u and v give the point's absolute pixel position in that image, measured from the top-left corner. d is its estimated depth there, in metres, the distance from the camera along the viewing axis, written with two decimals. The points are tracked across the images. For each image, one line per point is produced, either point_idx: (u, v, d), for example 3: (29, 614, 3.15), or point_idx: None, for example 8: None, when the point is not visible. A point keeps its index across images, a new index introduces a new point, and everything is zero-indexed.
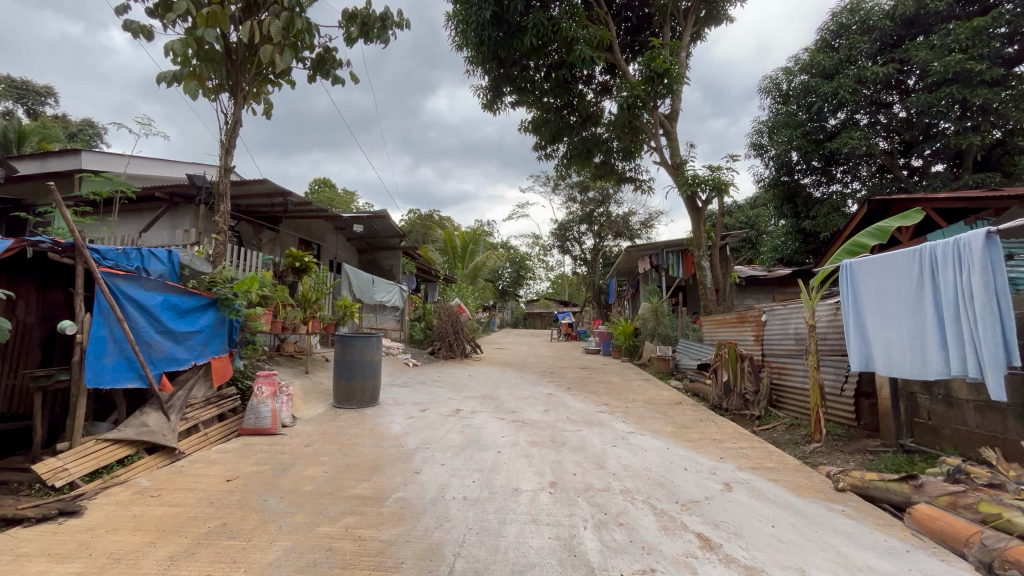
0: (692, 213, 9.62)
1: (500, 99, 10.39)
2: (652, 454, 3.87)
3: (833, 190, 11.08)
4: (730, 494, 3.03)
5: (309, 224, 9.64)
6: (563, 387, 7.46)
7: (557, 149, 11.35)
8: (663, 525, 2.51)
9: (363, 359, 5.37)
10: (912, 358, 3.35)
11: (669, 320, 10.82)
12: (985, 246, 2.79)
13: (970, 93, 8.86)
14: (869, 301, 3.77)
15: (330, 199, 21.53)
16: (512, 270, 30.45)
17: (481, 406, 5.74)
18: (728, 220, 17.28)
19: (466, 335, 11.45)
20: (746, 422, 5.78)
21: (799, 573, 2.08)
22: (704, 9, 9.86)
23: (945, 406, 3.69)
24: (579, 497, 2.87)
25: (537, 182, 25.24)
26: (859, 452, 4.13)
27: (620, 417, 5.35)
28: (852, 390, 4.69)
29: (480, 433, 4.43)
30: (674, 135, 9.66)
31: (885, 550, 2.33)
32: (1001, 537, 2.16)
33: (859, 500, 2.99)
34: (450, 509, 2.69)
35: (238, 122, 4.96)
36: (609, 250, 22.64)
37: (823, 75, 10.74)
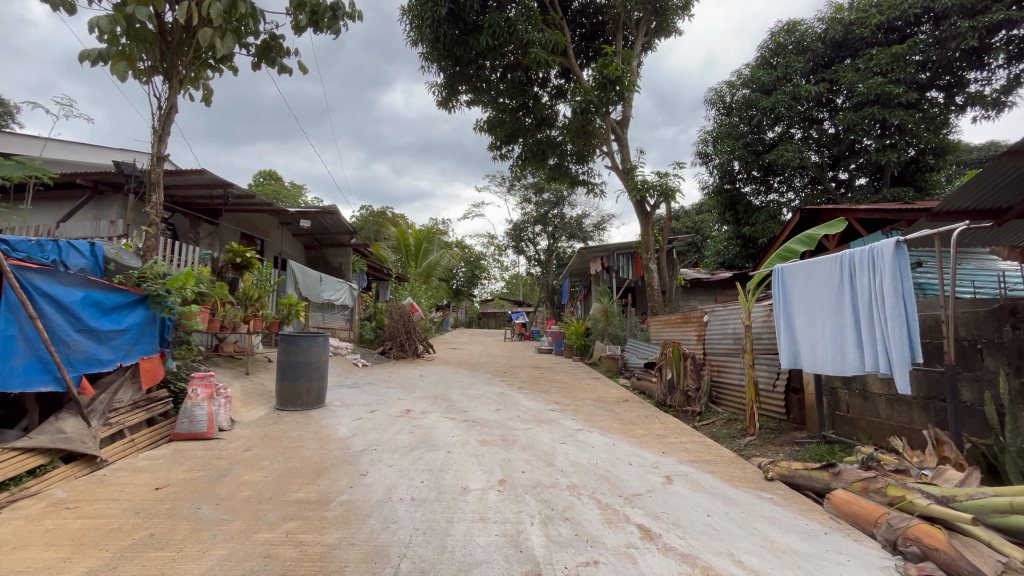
0: (641, 217, 9.97)
1: (455, 97, 10.35)
2: (599, 451, 3.98)
3: (770, 199, 11.81)
4: (671, 487, 3.17)
5: (253, 218, 9.19)
6: (515, 387, 7.51)
7: (512, 150, 11.41)
8: (607, 518, 2.60)
9: (309, 359, 5.18)
10: (833, 356, 3.64)
11: (619, 320, 11.15)
12: (895, 254, 3.07)
13: (889, 113, 9.75)
14: (797, 304, 4.05)
15: (276, 193, 20.62)
16: (467, 269, 30.33)
17: (432, 406, 5.68)
18: (675, 224, 18.02)
19: (419, 335, 11.30)
20: (688, 418, 6.06)
21: (731, 558, 2.21)
22: (655, 21, 10.22)
23: (861, 399, 4.03)
24: (527, 494, 2.92)
25: (492, 182, 25.28)
26: (788, 444, 4.44)
27: (570, 415, 5.46)
28: (783, 386, 5.03)
29: (430, 433, 4.40)
30: (625, 141, 9.99)
31: (807, 533, 2.51)
32: (904, 517, 2.38)
33: (786, 488, 3.22)
34: (397, 511, 2.65)
35: (173, 107, 4.65)
36: (563, 251, 23.03)
37: (762, 91, 11.44)
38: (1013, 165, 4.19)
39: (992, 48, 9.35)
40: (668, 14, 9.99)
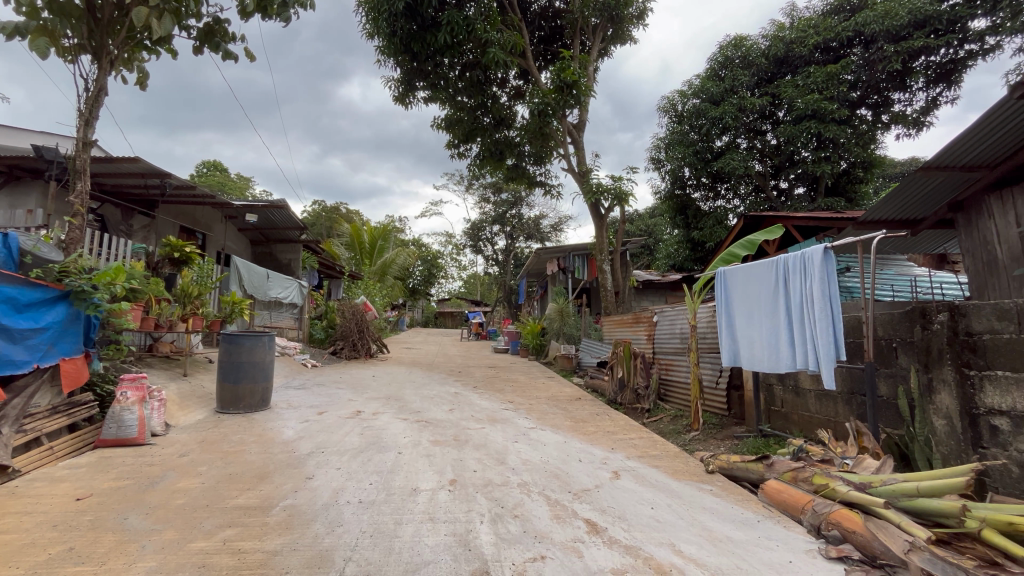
0: (596, 219, 10.19)
1: (412, 93, 10.21)
2: (550, 448, 4.05)
3: (717, 206, 12.40)
4: (618, 482, 3.27)
5: (193, 211, 8.68)
6: (470, 387, 7.48)
7: (470, 149, 11.37)
8: (555, 514, 2.65)
9: (253, 359, 4.95)
10: (768, 354, 3.87)
11: (574, 320, 11.36)
12: (824, 259, 3.31)
13: (823, 128, 10.45)
14: (737, 305, 4.27)
15: (220, 185, 19.58)
16: (423, 268, 29.90)
17: (384, 407, 5.57)
18: (629, 227, 18.53)
19: (372, 334, 11.04)
20: (638, 414, 6.27)
21: (672, 548, 2.30)
22: (611, 29, 10.46)
23: (794, 395, 4.31)
24: (478, 493, 2.92)
25: (450, 180, 25.04)
26: (728, 438, 4.68)
27: (523, 414, 5.51)
28: (725, 383, 5.29)
29: (381, 434, 4.32)
30: (581, 144, 10.19)
31: (741, 521, 2.66)
32: (827, 503, 2.57)
33: (725, 480, 3.40)
34: (344, 514, 2.59)
35: (102, 90, 4.33)
36: (520, 251, 23.15)
37: (711, 101, 11.96)
38: (927, 179, 4.60)
39: (914, 72, 10.20)
40: (624, 22, 10.24)
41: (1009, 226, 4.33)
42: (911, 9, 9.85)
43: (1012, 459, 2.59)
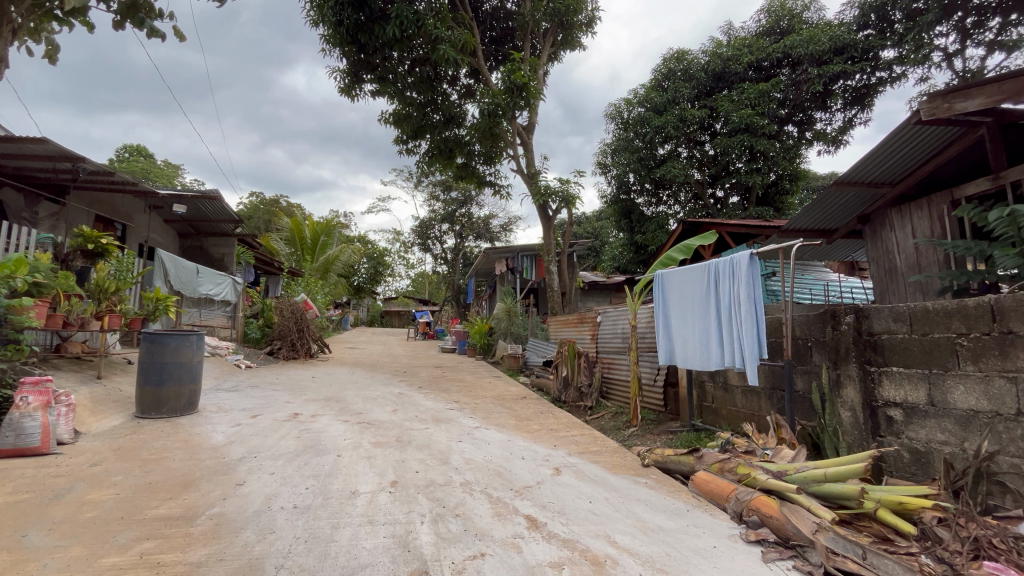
0: (544, 221, 10.34)
1: (359, 85, 9.92)
2: (494, 447, 4.07)
3: (659, 211, 12.98)
4: (559, 478, 3.35)
5: (111, 199, 7.97)
6: (415, 387, 7.37)
7: (419, 145, 11.19)
8: (497, 512, 2.68)
9: (178, 359, 4.63)
10: (700, 352, 4.10)
11: (521, 320, 11.50)
12: (750, 264, 3.55)
13: (755, 142, 11.21)
14: (673, 305, 4.49)
15: (143, 171, 18.10)
16: (369, 266, 29.11)
17: (324, 409, 5.39)
18: (577, 228, 18.93)
19: (312, 334, 10.61)
20: (580, 412, 6.46)
21: (607, 540, 2.39)
22: (562, 34, 10.64)
23: (723, 390, 4.60)
24: (420, 494, 2.90)
25: (399, 176, 24.47)
26: (664, 433, 4.92)
27: (468, 414, 5.51)
28: (662, 380, 5.56)
29: (320, 437, 4.18)
30: (530, 145, 10.30)
31: (673, 511, 2.81)
32: (748, 491, 2.76)
33: (659, 472, 3.57)
34: (276, 520, 2.49)
35: (2, 60, 3.90)
36: (469, 250, 23.06)
37: (655, 111, 12.48)
38: (839, 193, 5.06)
39: (834, 94, 11.09)
40: (574, 28, 10.46)
41: (908, 236, 4.84)
42: (832, 36, 10.71)
43: (904, 446, 2.90)
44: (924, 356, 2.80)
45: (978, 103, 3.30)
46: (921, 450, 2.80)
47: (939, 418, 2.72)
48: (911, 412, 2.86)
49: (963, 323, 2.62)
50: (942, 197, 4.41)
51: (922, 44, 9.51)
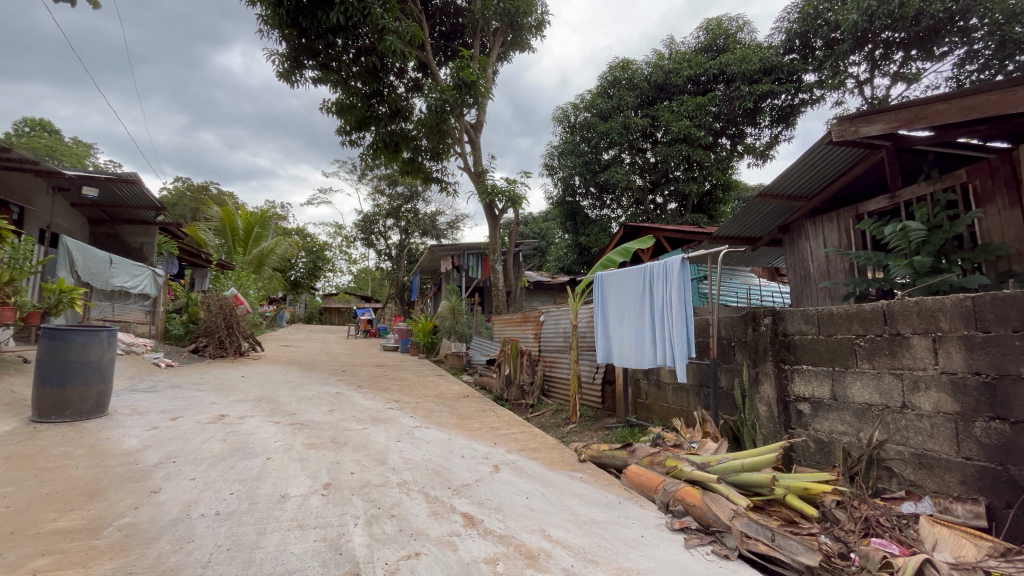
0: (490, 220, 10.35)
1: (300, 71, 9.45)
2: (434, 446, 4.04)
3: (603, 213, 13.41)
4: (498, 475, 3.39)
5: (8, 177, 7.11)
6: (354, 386, 7.15)
7: (363, 137, 10.85)
8: (433, 510, 2.66)
9: (84, 358, 4.21)
10: (635, 351, 4.30)
11: (466, 318, 11.46)
12: (681, 269, 3.76)
13: (692, 152, 11.84)
14: (611, 306, 4.66)
15: (46, 149, 16.25)
16: (308, 260, 27.84)
17: (253, 410, 5.11)
18: (523, 228, 19.08)
19: (242, 331, 10.01)
20: (522, 410, 6.55)
21: (542, 534, 2.46)
22: (511, 34, 10.69)
23: (656, 387, 4.83)
24: (354, 495, 2.83)
25: (342, 168, 23.55)
26: (600, 429, 5.10)
27: (409, 413, 5.43)
28: (600, 378, 5.76)
29: (248, 439, 3.96)
30: (478, 144, 10.28)
31: (606, 504, 2.93)
32: (675, 482, 2.92)
33: (594, 467, 3.70)
34: (195, 528, 2.34)
35: None
36: (414, 247, 22.63)
37: (600, 117, 12.87)
38: (763, 204, 5.46)
39: (763, 111, 11.88)
40: (523, 30, 10.54)
41: (820, 246, 5.31)
42: (762, 57, 11.46)
43: (810, 437, 3.18)
44: (829, 355, 3.09)
45: (879, 128, 3.61)
46: (825, 440, 3.09)
47: (840, 411, 3.01)
48: (817, 406, 3.14)
49: (861, 325, 2.92)
50: (849, 211, 4.88)
51: (838, 71, 10.48)
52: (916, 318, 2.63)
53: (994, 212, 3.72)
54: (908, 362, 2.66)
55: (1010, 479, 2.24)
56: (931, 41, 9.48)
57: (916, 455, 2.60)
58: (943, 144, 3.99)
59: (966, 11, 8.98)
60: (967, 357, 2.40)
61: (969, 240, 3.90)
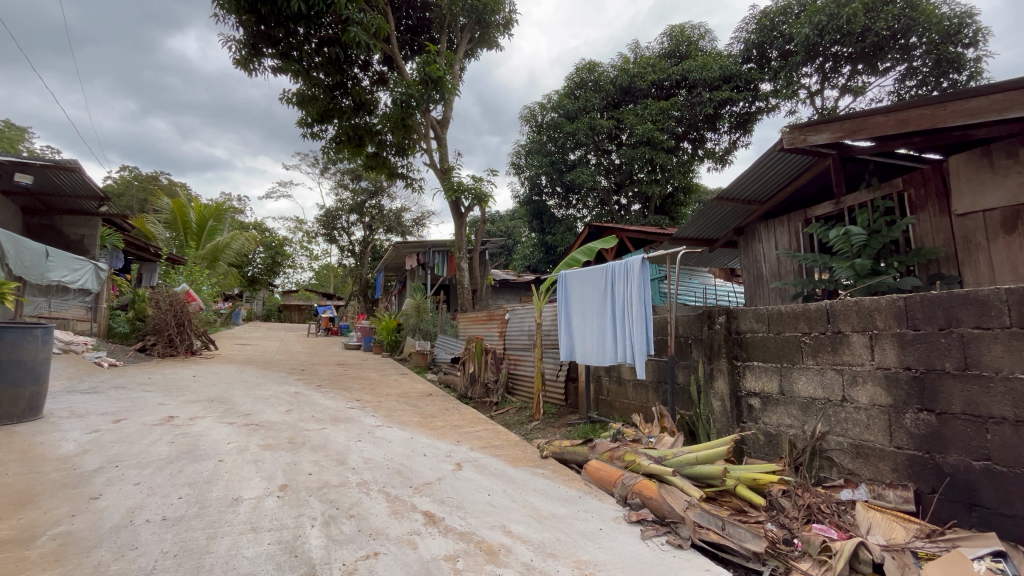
0: (456, 218, 10.29)
1: (258, 59, 9.11)
2: (395, 445, 4.00)
3: (569, 213, 13.60)
4: (460, 473, 3.38)
5: None
6: (314, 385, 6.96)
7: (325, 130, 10.56)
8: (393, 510, 2.64)
9: (16, 357, 3.92)
10: (597, 348, 4.38)
11: (431, 316, 11.35)
12: (641, 268, 3.85)
13: (655, 155, 12.15)
14: (573, 304, 4.73)
15: None
16: (266, 256, 26.87)
17: (206, 411, 4.91)
18: (489, 227, 19.04)
19: (194, 329, 9.57)
20: (486, 407, 6.56)
21: (503, 530, 2.47)
22: (478, 31, 10.66)
23: (617, 384, 4.94)
24: (311, 496, 2.77)
25: (303, 161, 22.85)
26: (563, 425, 5.18)
27: (370, 412, 5.33)
28: (564, 376, 5.84)
29: (199, 441, 3.80)
30: (444, 140, 10.19)
31: (566, 499, 2.97)
32: (633, 476, 3.00)
33: (556, 463, 3.75)
34: (140, 535, 2.24)
35: None
36: (378, 243, 22.20)
37: (567, 117, 13.04)
38: (719, 207, 5.67)
39: (722, 117, 12.31)
40: (491, 28, 10.54)
41: (772, 248, 5.57)
42: (722, 65, 11.85)
43: (760, 430, 3.33)
44: (778, 352, 3.25)
45: (825, 137, 3.81)
46: (773, 433, 3.24)
47: (787, 405, 3.17)
48: (766, 401, 3.30)
49: (806, 324, 3.08)
50: (798, 215, 5.13)
51: (792, 82, 10.98)
52: (856, 317, 2.80)
53: (926, 218, 4.00)
54: (848, 358, 2.83)
55: (936, 466, 2.42)
56: (876, 57, 10.07)
57: (854, 445, 2.77)
58: (883, 154, 4.24)
59: (906, 30, 9.62)
60: (900, 353, 2.58)
61: (904, 244, 4.18)
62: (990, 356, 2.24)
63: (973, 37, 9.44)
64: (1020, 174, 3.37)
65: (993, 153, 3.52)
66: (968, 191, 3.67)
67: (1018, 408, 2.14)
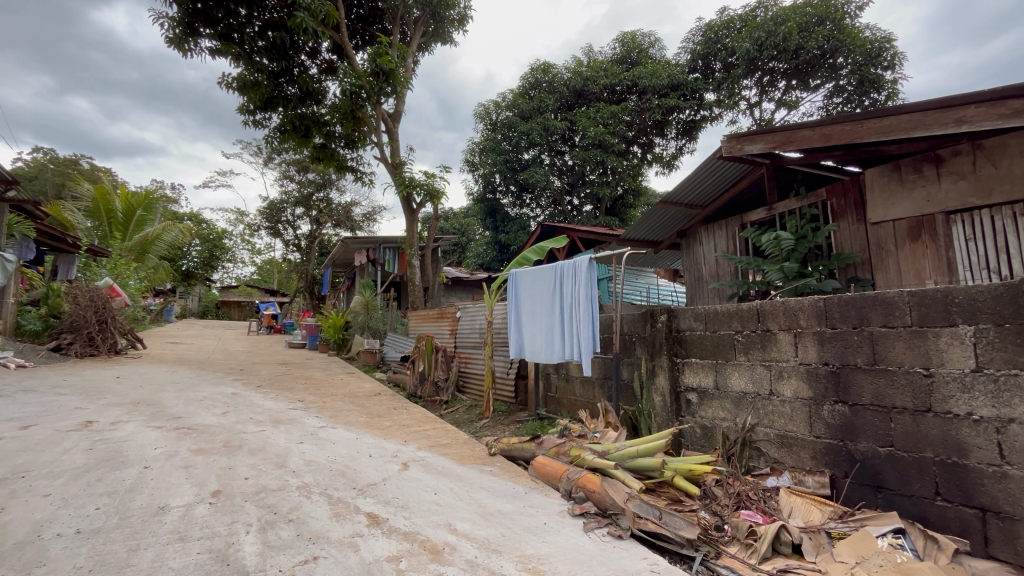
0: (407, 214, 10.12)
1: (195, 39, 8.54)
2: (340, 446, 3.89)
3: (522, 212, 13.73)
4: (407, 472, 3.34)
5: None
6: (252, 386, 6.63)
7: (269, 118, 10.06)
8: (335, 513, 2.57)
9: None
10: (546, 346, 4.45)
11: (380, 314, 11.10)
12: (588, 268, 3.95)
13: (606, 157, 12.47)
14: (523, 302, 4.78)
15: None
16: (203, 249, 25.24)
17: (130, 414, 4.56)
18: (442, 224, 18.82)
19: (118, 326, 8.88)
20: (436, 406, 6.52)
21: (447, 528, 2.47)
22: (432, 25, 10.52)
23: (564, 381, 5.05)
24: (247, 502, 2.64)
25: (245, 149, 21.68)
26: (512, 422, 5.23)
27: (314, 413, 5.15)
28: (513, 373, 5.90)
29: (121, 447, 3.53)
30: (395, 134, 9.97)
31: (512, 495, 3.01)
32: (578, 471, 3.08)
33: (504, 460, 3.78)
34: (49, 549, 2.06)
35: None
36: (326, 238, 21.42)
37: (521, 117, 13.12)
38: (664, 211, 5.90)
39: (669, 124, 12.80)
40: (445, 22, 10.44)
41: (711, 250, 5.87)
42: (670, 74, 12.28)
43: (696, 424, 3.51)
44: (714, 349, 3.43)
45: (760, 147, 4.05)
46: (708, 426, 3.42)
47: (721, 399, 3.36)
48: (702, 395, 3.48)
49: (739, 322, 3.27)
50: (735, 220, 5.44)
51: (734, 93, 11.60)
52: (782, 316, 3.01)
53: (845, 226, 4.35)
54: (775, 355, 3.03)
55: (848, 453, 2.64)
56: (808, 74, 10.82)
57: (779, 436, 2.98)
58: (810, 165, 4.57)
59: (834, 50, 10.37)
60: (820, 350, 2.80)
61: (826, 249, 4.53)
62: (894, 352, 2.47)
63: (891, 61, 10.36)
64: (923, 189, 3.72)
65: (902, 168, 3.87)
66: (881, 202, 4.02)
67: (916, 398, 2.37)
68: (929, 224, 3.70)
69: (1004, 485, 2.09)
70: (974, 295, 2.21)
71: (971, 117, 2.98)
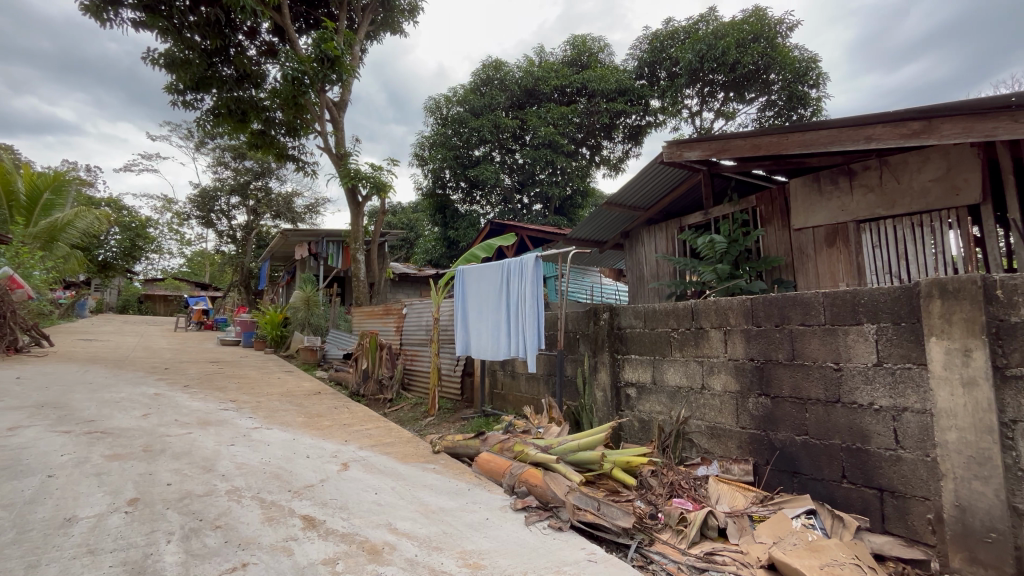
0: (352, 207, 9.79)
1: (115, 9, 7.82)
2: (274, 448, 3.71)
3: (472, 209, 13.69)
4: (346, 473, 3.25)
5: None
6: (178, 386, 6.19)
7: (201, 100, 9.39)
8: (267, 517, 2.45)
9: None
10: (491, 342, 4.47)
11: (322, 310, 10.69)
12: (535, 266, 4.00)
13: (555, 158, 12.66)
14: (470, 299, 4.76)
15: None
16: (123, 238, 23.18)
17: (31, 419, 4.11)
18: (390, 218, 18.37)
19: (17, 321, 7.99)
20: (380, 404, 6.37)
21: (388, 528, 2.42)
22: (381, 13, 10.22)
23: (510, 377, 5.09)
24: (169, 509, 2.47)
25: (174, 132, 20.18)
26: (458, 420, 5.21)
27: (247, 414, 4.88)
28: (460, 371, 5.87)
29: (20, 454, 3.19)
30: (341, 124, 9.62)
31: (455, 492, 3.00)
32: (521, 466, 3.12)
33: (448, 457, 3.76)
34: None
35: None
36: (264, 229, 20.31)
37: (472, 113, 13.06)
38: (609, 212, 6.07)
39: (616, 128, 13.18)
40: (395, 11, 10.19)
41: (652, 251, 6.11)
42: (618, 79, 12.63)
43: (636, 417, 3.66)
44: (652, 345, 3.58)
45: (698, 154, 4.26)
46: (646, 419, 3.58)
47: (658, 393, 3.51)
48: (640, 390, 3.63)
49: (675, 320, 3.44)
50: (675, 223, 5.69)
51: (677, 101, 12.12)
52: (714, 315, 3.19)
53: (772, 231, 4.68)
54: (707, 351, 3.21)
55: (769, 442, 2.84)
56: (744, 88, 11.49)
57: (710, 427, 3.16)
58: (744, 173, 4.86)
59: (767, 67, 11.08)
60: (747, 346, 2.99)
61: (755, 252, 4.84)
62: (810, 348, 2.69)
63: (816, 80, 11.20)
64: (839, 199, 4.07)
65: (821, 179, 4.21)
66: (803, 210, 4.34)
67: (827, 390, 2.60)
68: (843, 231, 4.04)
69: (898, 467, 2.33)
70: (877, 296, 2.44)
71: (878, 135, 3.28)
